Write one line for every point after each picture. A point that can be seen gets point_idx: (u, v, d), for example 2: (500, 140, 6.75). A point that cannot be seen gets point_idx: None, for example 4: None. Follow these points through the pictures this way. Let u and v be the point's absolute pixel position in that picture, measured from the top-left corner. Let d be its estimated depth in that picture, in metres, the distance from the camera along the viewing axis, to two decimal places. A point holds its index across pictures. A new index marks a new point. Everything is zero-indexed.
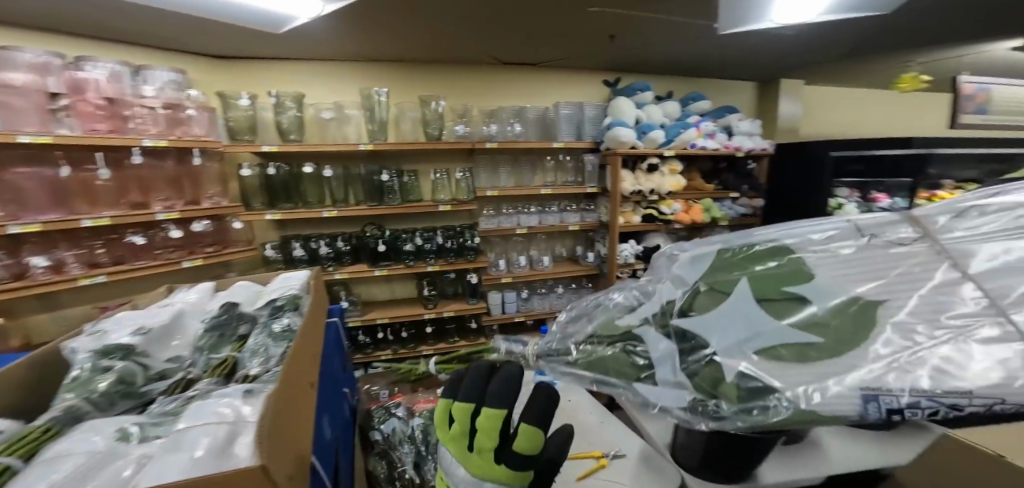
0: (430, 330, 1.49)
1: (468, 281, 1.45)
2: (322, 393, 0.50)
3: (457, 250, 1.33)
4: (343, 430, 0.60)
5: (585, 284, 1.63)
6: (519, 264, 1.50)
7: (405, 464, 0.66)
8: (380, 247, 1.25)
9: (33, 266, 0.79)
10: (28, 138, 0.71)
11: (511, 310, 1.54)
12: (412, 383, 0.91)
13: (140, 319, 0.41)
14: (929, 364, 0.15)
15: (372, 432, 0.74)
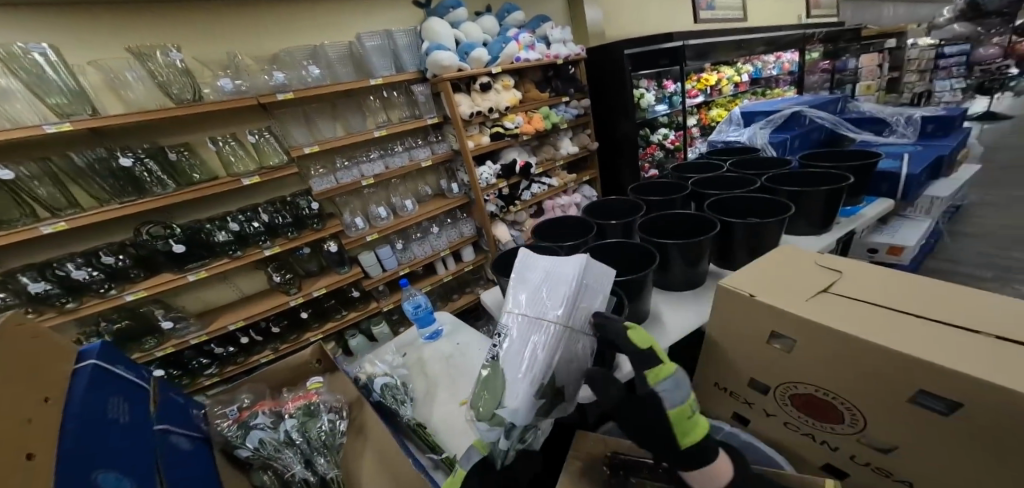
0: (307, 314, 1.50)
1: (326, 251, 1.47)
2: (78, 461, 0.40)
3: (294, 222, 1.34)
4: (174, 471, 0.51)
5: (459, 215, 1.83)
6: (381, 217, 1.56)
7: (294, 468, 0.63)
8: (178, 247, 1.14)
9: None
10: None
11: (392, 264, 1.63)
12: (274, 385, 0.81)
13: None
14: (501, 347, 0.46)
15: (237, 452, 0.64)
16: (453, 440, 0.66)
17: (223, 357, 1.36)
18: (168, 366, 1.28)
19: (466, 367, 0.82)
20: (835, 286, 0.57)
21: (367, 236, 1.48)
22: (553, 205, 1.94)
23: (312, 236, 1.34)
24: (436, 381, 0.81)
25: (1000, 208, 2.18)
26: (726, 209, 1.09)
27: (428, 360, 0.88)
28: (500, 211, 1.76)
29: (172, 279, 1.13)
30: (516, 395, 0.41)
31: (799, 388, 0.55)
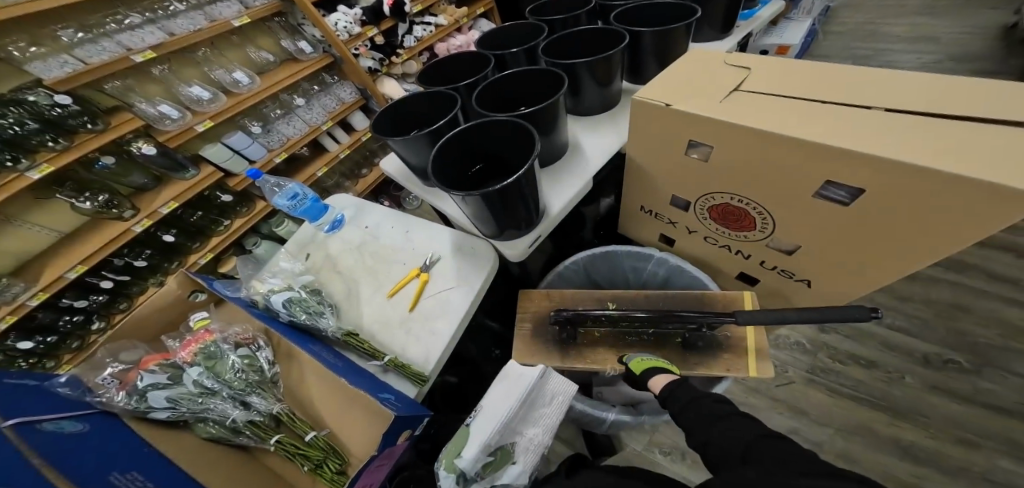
0: (174, 235, 1.27)
1: (142, 157, 1.11)
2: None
3: (48, 126, 0.95)
4: (67, 456, 0.44)
5: (329, 79, 1.52)
6: (204, 100, 1.18)
7: (233, 414, 0.59)
8: None
9: None
10: None
11: (264, 154, 1.33)
12: (158, 331, 0.71)
13: None
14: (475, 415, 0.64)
15: (152, 415, 0.57)
16: (395, 338, 0.65)
17: (94, 307, 1.14)
18: (32, 335, 1.03)
19: (383, 254, 0.78)
20: (741, 87, 0.69)
21: (198, 125, 1.12)
22: (448, 47, 1.67)
23: (95, 140, 0.96)
24: (352, 277, 0.76)
25: (854, 10, 2.45)
26: (634, 21, 1.02)
27: (336, 256, 0.79)
28: (381, 65, 1.46)
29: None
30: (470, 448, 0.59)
31: (716, 197, 0.80)
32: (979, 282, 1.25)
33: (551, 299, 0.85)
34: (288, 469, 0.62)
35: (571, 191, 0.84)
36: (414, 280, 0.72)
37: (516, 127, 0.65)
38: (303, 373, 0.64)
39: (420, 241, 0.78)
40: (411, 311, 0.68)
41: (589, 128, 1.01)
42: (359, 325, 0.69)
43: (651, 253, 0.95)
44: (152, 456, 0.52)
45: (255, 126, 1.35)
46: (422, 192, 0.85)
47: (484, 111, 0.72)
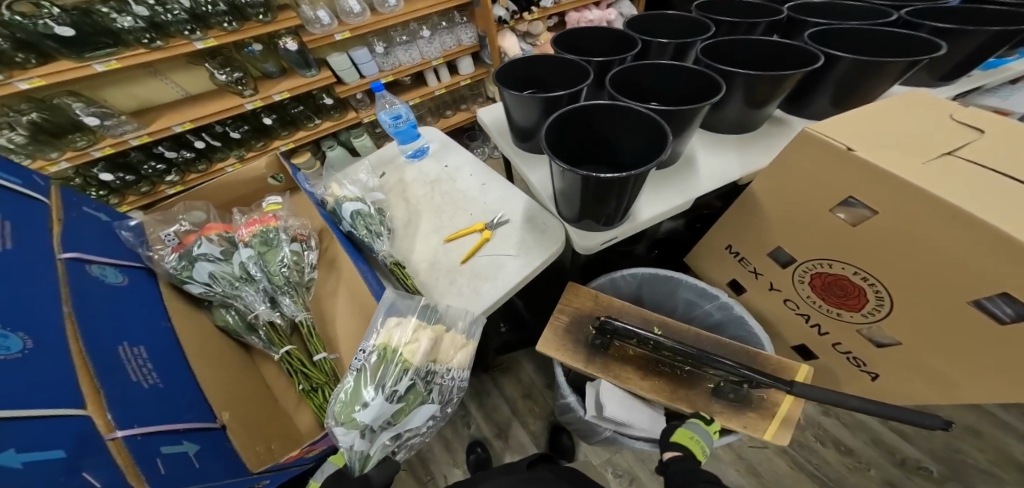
0: (271, 121, 1.35)
1: (286, 50, 1.20)
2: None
3: (230, 10, 1.06)
4: (97, 305, 0.46)
5: (458, 19, 1.47)
6: (354, 12, 1.22)
7: (257, 309, 0.62)
8: (65, 31, 0.91)
9: None
10: None
11: (373, 73, 1.40)
12: (222, 202, 0.76)
13: None
14: (373, 368, 0.53)
15: (188, 286, 0.60)
16: (438, 283, 0.71)
17: (179, 162, 1.26)
18: (116, 170, 1.17)
19: (457, 194, 0.86)
20: (965, 146, 0.50)
21: (338, 35, 1.20)
22: (580, 20, 1.55)
23: (260, 30, 1.07)
24: (417, 208, 0.83)
25: None
26: (836, 44, 0.81)
27: (409, 183, 0.88)
28: (511, 18, 1.41)
29: (73, 68, 0.91)
30: (374, 410, 0.50)
31: (832, 266, 0.63)
32: (1011, 417, 1.03)
33: (598, 302, 0.77)
34: (276, 380, 0.64)
35: (666, 206, 0.77)
36: (475, 232, 0.78)
37: (643, 118, 0.63)
38: (336, 283, 0.69)
39: (493, 199, 0.85)
40: (461, 263, 0.74)
41: (713, 145, 0.87)
42: (412, 253, 0.76)
43: (717, 295, 0.82)
44: (165, 329, 0.53)
45: (378, 45, 1.38)
46: (512, 153, 0.92)
47: (612, 93, 0.70)
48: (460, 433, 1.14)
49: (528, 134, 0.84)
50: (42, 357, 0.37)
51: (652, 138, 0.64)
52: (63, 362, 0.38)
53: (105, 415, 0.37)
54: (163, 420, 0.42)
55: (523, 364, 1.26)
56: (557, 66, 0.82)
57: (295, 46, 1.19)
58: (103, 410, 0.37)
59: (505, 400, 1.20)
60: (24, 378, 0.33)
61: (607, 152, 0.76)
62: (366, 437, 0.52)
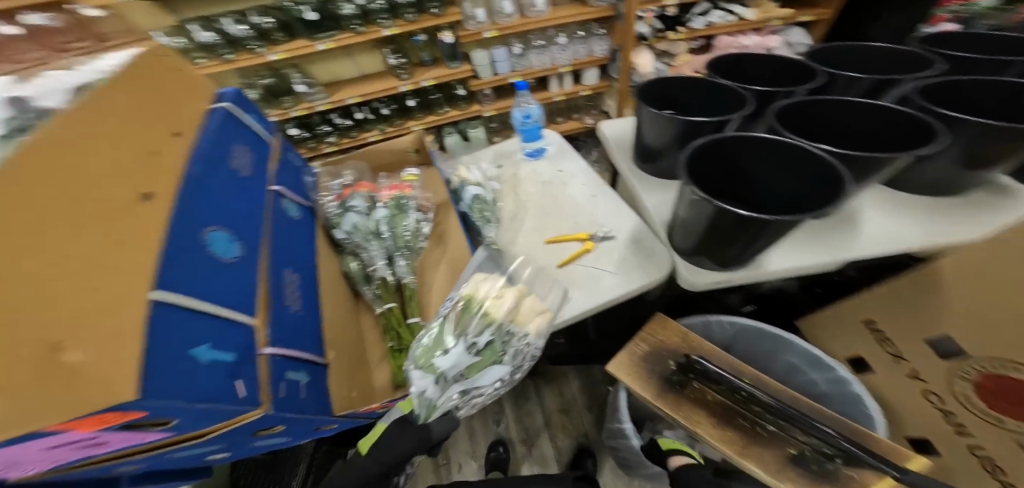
0: (413, 103, 1.53)
1: (443, 43, 1.35)
2: (192, 206, 0.42)
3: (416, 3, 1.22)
4: (281, 236, 0.58)
5: (596, 30, 1.48)
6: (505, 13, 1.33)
7: (378, 264, 0.71)
8: (309, 16, 1.15)
9: None
10: None
11: (504, 71, 1.49)
12: (374, 167, 0.88)
13: None
14: (454, 318, 0.56)
15: (334, 230, 0.73)
16: None
17: (341, 127, 1.49)
18: (301, 128, 1.45)
19: (565, 200, 0.87)
20: None
21: (486, 33, 1.31)
22: (732, 44, 1.43)
23: (432, 21, 1.23)
24: (524, 204, 0.86)
25: None
26: None
27: (522, 179, 0.92)
28: (653, 34, 1.39)
29: (304, 46, 1.16)
30: (452, 357, 0.53)
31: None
32: None
33: (687, 341, 0.70)
34: (371, 332, 0.72)
35: (805, 260, 0.67)
36: (577, 242, 0.78)
37: (814, 160, 0.56)
38: (440, 257, 0.75)
39: (600, 212, 0.83)
40: (559, 266, 0.75)
41: (888, 206, 0.72)
42: (514, 245, 0.79)
43: (835, 371, 0.69)
44: (314, 266, 0.64)
45: (517, 47, 1.47)
46: (628, 171, 0.90)
47: (775, 125, 0.63)
48: (488, 428, 1.15)
49: (654, 155, 0.81)
50: (246, 266, 0.47)
51: (819, 182, 0.57)
52: (256, 275, 0.48)
53: (265, 331, 0.46)
54: (298, 348, 0.51)
55: (570, 379, 1.22)
56: (708, 91, 0.78)
57: (451, 41, 1.33)
58: (266, 326, 0.46)
59: (541, 409, 1.18)
60: (231, 282, 0.43)
61: (748, 190, 0.69)
62: (435, 386, 0.54)
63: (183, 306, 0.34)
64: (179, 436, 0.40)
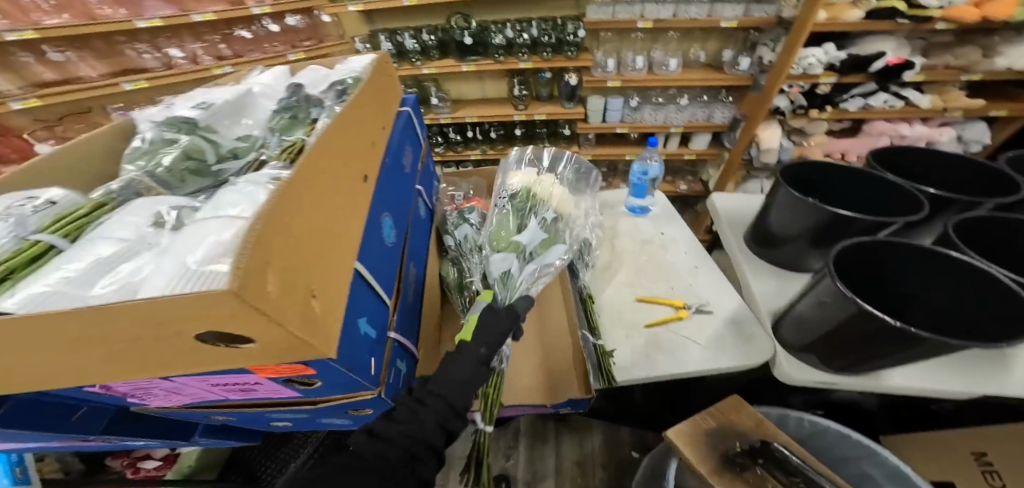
0: (519, 132, 1.64)
1: (567, 84, 1.43)
2: (379, 194, 0.54)
3: (555, 44, 1.13)
4: (414, 233, 0.69)
5: (722, 97, 1.45)
6: (632, 67, 1.36)
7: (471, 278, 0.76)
8: (467, 41, 1.15)
9: (172, 56, 1.02)
10: (140, 25, 0.86)
11: (614, 120, 1.51)
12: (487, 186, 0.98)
13: (209, 93, 0.45)
14: (515, 205, 0.67)
15: (445, 237, 0.83)
16: (615, 330, 0.73)
17: (448, 141, 1.66)
18: None
19: (662, 262, 0.86)
20: None
21: (610, 82, 1.35)
22: (887, 132, 1.29)
23: (562, 63, 1.13)
24: (619, 257, 0.88)
25: None
26: None
27: (621, 233, 0.94)
28: (792, 110, 1.24)
29: (446, 67, 1.14)
30: (528, 235, 0.62)
31: None
32: None
33: (761, 428, 0.64)
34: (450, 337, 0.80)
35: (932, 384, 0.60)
36: (670, 307, 0.76)
37: (1003, 291, 0.48)
38: None
39: (698, 283, 0.81)
40: (645, 326, 0.74)
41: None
42: (602, 294, 0.81)
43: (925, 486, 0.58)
44: (424, 267, 0.74)
45: (634, 101, 1.49)
46: (735, 248, 0.86)
47: (951, 238, 0.56)
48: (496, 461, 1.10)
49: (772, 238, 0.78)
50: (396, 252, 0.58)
51: (1005, 315, 0.49)
52: (397, 262, 0.58)
53: (393, 316, 0.55)
54: (407, 337, 0.58)
55: (593, 434, 1.13)
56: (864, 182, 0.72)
57: (575, 83, 1.40)
58: (395, 311, 0.56)
59: (555, 455, 1.09)
60: (387, 263, 0.53)
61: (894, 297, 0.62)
62: (514, 266, 0.59)
63: (362, 276, 0.44)
64: (302, 398, 0.46)
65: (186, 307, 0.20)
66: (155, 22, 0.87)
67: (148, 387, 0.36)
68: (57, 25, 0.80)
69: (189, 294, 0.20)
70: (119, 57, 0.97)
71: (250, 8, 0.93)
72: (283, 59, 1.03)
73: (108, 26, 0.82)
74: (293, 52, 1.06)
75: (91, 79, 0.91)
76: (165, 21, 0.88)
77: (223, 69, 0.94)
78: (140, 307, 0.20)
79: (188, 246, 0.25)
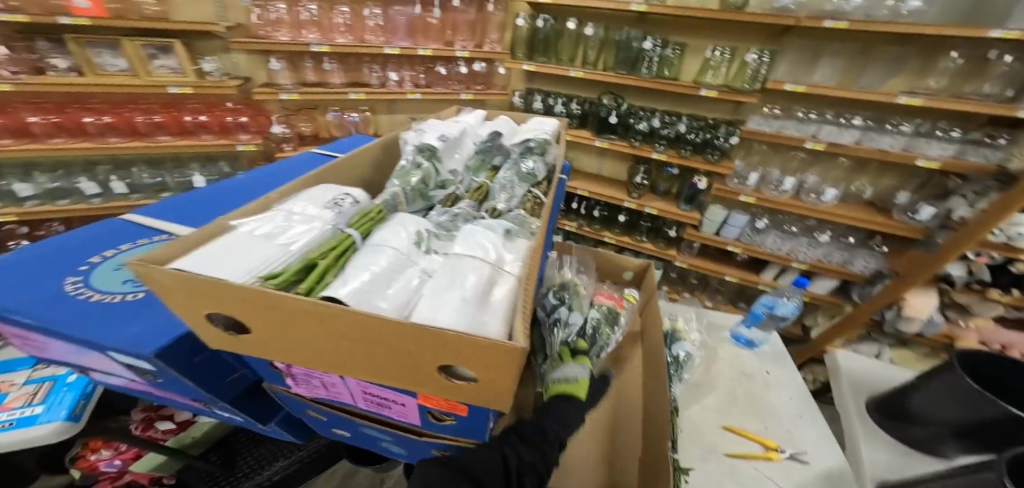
0: (621, 220, 1.31)
1: (692, 183, 1.13)
2: None
3: (698, 146, 1.00)
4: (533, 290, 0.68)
5: (873, 244, 1.12)
6: (778, 186, 1.05)
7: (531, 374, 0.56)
8: (611, 120, 1.06)
9: (390, 78, 0.97)
10: (385, 51, 0.85)
11: (729, 237, 1.17)
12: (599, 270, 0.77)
13: (439, 128, 0.49)
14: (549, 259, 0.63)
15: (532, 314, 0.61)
16: (689, 451, 0.59)
17: None
18: None
19: (770, 404, 0.69)
20: None
21: (743, 196, 1.03)
22: None
23: (698, 166, 0.97)
24: (714, 379, 0.74)
25: None
26: None
27: (722, 357, 0.80)
28: (963, 282, 1.00)
29: (586, 141, 1.07)
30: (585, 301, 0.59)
31: None
32: None
33: None
34: None
35: None
36: (760, 447, 0.61)
37: None
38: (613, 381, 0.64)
39: (814, 440, 0.63)
40: (726, 457, 0.60)
41: None
42: (680, 406, 0.67)
43: None
44: None
45: (762, 221, 1.17)
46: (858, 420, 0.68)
47: None
48: None
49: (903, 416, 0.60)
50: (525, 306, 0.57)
51: None
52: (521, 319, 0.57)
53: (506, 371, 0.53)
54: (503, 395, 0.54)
55: None
56: None
57: (702, 187, 1.11)
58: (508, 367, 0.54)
59: None
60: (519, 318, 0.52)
61: None
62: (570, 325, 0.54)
63: None
64: (411, 426, 0.40)
65: (479, 350, 0.21)
66: (396, 50, 0.85)
67: (321, 376, 0.33)
68: (335, 40, 0.83)
69: (480, 337, 0.20)
70: (352, 72, 0.97)
71: (454, 49, 0.91)
72: (457, 96, 0.99)
73: (368, 48, 0.84)
74: (464, 91, 1.04)
75: (314, 80, 0.92)
76: (404, 51, 0.86)
77: (415, 95, 0.95)
78: (432, 333, 0.21)
79: (450, 284, 0.27)
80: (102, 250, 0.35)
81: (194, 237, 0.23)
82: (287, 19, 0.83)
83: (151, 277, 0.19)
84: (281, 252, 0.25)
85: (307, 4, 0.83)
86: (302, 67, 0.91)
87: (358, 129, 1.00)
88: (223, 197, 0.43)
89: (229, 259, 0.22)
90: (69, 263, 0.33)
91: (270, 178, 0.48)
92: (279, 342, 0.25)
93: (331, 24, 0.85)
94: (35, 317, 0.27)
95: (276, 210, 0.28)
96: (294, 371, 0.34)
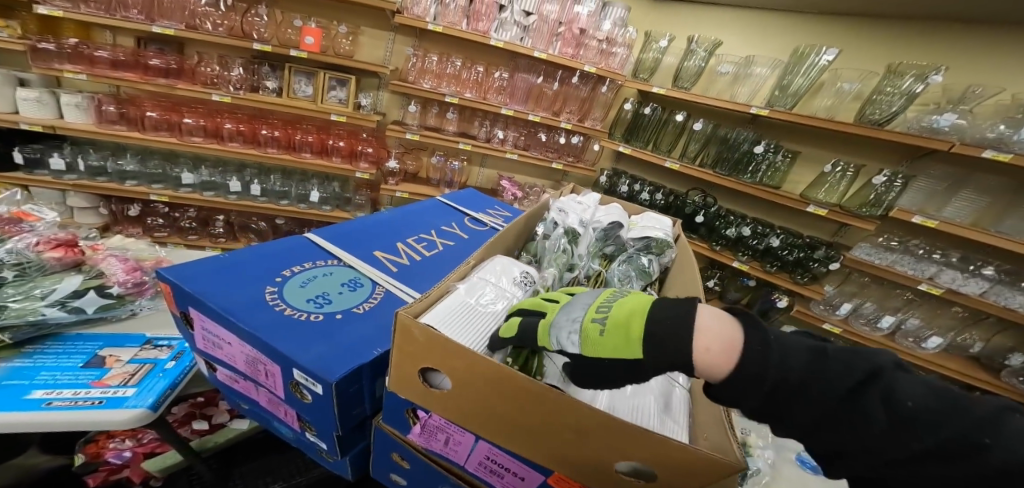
0: None
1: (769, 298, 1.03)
2: None
3: (791, 263, 0.97)
4: None
5: None
6: (878, 323, 0.96)
7: None
8: (698, 218, 1.03)
9: (496, 136, 1.03)
10: (502, 110, 0.92)
11: None
12: None
13: (575, 211, 0.50)
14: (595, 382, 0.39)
15: None
16: None
17: None
18: None
19: None
20: None
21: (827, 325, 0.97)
22: None
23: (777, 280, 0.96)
24: None
25: None
26: None
27: None
28: None
29: None
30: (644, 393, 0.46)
31: None
32: None
33: None
34: None
35: None
36: None
37: None
38: None
39: None
40: None
41: None
42: None
43: None
44: None
45: None
46: None
47: None
48: None
49: None
50: None
51: None
52: None
53: None
54: None
55: None
56: None
57: (782, 304, 1.01)
58: None
59: None
60: None
61: None
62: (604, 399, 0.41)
63: None
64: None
65: (684, 465, 0.16)
66: (512, 112, 0.92)
67: (454, 428, 0.23)
68: (465, 93, 0.93)
69: (695, 448, 0.15)
70: (466, 123, 1.05)
71: (560, 120, 0.96)
72: (549, 164, 1.02)
73: (487, 106, 0.92)
74: (556, 160, 1.07)
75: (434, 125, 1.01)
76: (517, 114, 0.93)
77: (512, 155, 1.00)
78: (639, 435, 0.16)
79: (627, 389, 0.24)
80: (279, 260, 0.33)
81: (426, 296, 0.22)
82: (431, 70, 0.93)
83: (408, 329, 0.19)
84: (488, 321, 0.24)
85: (453, 60, 0.93)
86: (428, 112, 1.00)
87: (454, 177, 1.06)
88: (378, 228, 0.42)
89: (454, 327, 0.21)
90: (249, 264, 0.31)
91: (410, 219, 0.46)
92: (454, 413, 0.21)
93: (467, 77, 0.95)
94: (236, 319, 0.24)
95: (479, 276, 0.27)
96: (426, 420, 0.24)
